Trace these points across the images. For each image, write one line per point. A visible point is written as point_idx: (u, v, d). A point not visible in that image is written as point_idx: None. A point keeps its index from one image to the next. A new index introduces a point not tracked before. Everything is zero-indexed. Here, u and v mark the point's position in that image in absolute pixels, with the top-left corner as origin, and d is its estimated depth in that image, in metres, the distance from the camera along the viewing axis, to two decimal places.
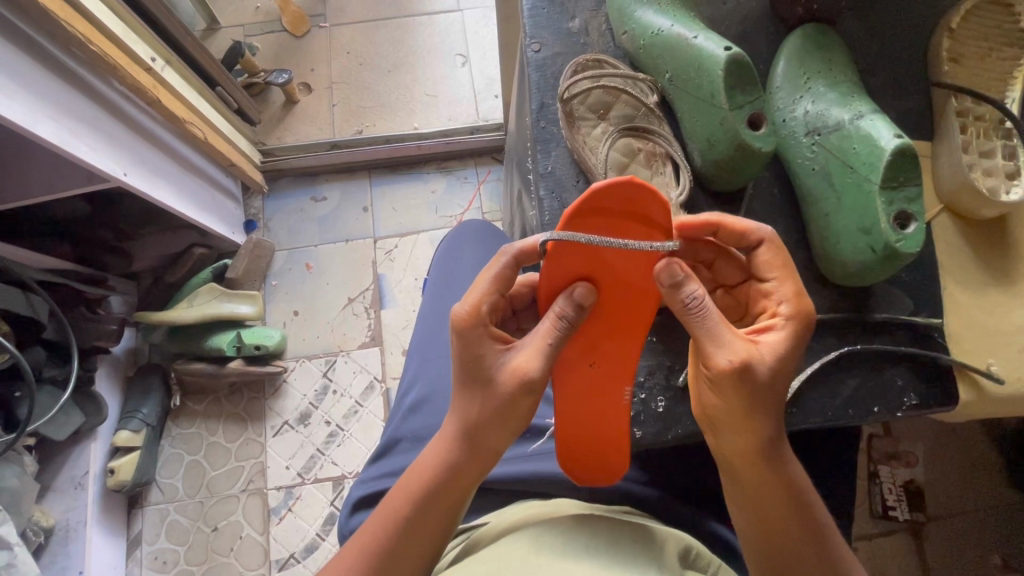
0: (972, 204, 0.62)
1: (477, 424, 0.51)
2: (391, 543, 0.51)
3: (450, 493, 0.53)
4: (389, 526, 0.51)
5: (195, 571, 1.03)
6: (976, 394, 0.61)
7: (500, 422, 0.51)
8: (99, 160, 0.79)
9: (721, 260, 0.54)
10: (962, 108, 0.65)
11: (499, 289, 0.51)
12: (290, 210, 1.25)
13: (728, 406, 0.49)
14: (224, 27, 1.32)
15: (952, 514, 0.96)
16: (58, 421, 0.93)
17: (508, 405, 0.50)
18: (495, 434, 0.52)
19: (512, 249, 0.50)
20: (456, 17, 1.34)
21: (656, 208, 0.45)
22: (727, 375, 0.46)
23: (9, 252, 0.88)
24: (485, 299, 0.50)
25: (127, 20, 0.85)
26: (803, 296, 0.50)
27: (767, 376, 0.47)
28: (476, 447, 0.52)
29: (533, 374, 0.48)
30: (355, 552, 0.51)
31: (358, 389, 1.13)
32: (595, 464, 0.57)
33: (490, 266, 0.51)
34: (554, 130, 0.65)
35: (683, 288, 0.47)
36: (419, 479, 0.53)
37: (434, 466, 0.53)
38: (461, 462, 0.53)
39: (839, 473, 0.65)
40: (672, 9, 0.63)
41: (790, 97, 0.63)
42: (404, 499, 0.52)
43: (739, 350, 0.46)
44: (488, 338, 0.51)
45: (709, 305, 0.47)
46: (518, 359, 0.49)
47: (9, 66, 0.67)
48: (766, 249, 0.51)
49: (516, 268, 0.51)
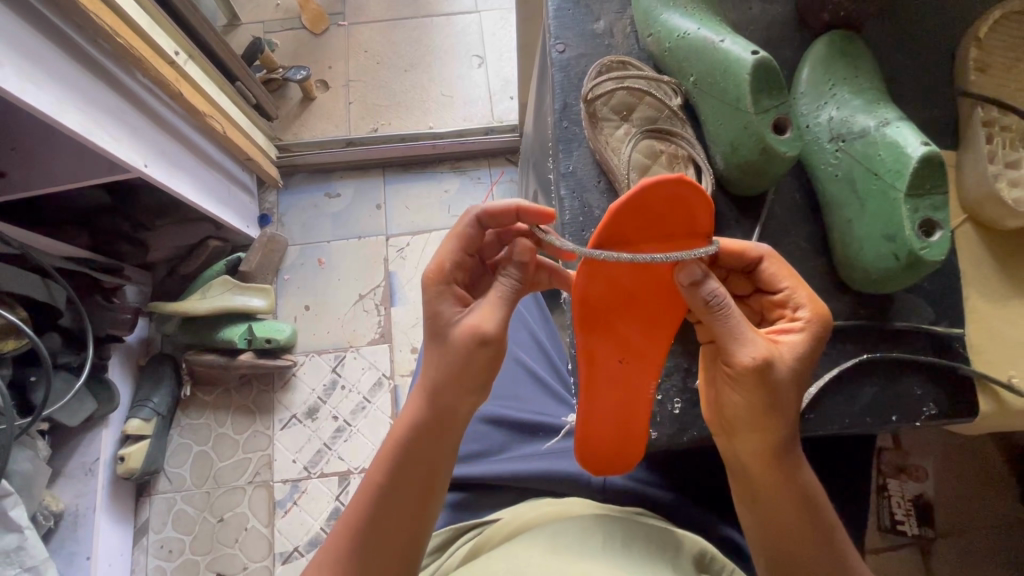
0: (995, 215, 0.62)
1: (439, 385, 0.51)
2: (369, 516, 0.51)
3: (423, 458, 0.52)
4: (368, 498, 0.51)
5: (200, 562, 1.04)
6: (996, 405, 0.61)
7: (459, 381, 0.51)
8: (121, 150, 0.80)
9: (733, 277, 0.55)
10: (988, 117, 0.65)
11: (467, 247, 0.53)
12: (304, 205, 1.26)
13: (747, 404, 0.48)
14: (244, 23, 1.33)
15: (961, 531, 0.96)
16: (72, 407, 0.93)
17: (469, 362, 0.50)
18: (454, 393, 0.51)
19: (476, 209, 0.52)
20: (474, 19, 1.35)
21: (702, 212, 0.48)
22: (749, 373, 0.46)
23: (31, 239, 0.89)
24: (450, 256, 0.52)
25: (153, 13, 0.85)
26: (819, 300, 0.50)
27: (788, 375, 0.47)
28: (439, 407, 0.52)
29: (489, 329, 0.49)
30: (341, 531, 0.51)
31: (367, 384, 1.13)
32: (616, 461, 0.57)
33: (457, 225, 0.53)
34: (577, 130, 0.65)
35: (703, 286, 0.48)
36: (392, 447, 0.53)
37: (404, 432, 0.53)
38: (428, 423, 0.52)
39: (853, 482, 0.65)
40: (698, 13, 0.64)
41: (814, 103, 0.64)
42: (378, 470, 0.52)
43: (761, 347, 0.46)
44: (451, 297, 0.52)
45: (727, 301, 0.47)
46: (474, 317, 0.50)
47: (38, 56, 0.67)
48: (769, 262, 0.52)
49: (479, 227, 0.53)
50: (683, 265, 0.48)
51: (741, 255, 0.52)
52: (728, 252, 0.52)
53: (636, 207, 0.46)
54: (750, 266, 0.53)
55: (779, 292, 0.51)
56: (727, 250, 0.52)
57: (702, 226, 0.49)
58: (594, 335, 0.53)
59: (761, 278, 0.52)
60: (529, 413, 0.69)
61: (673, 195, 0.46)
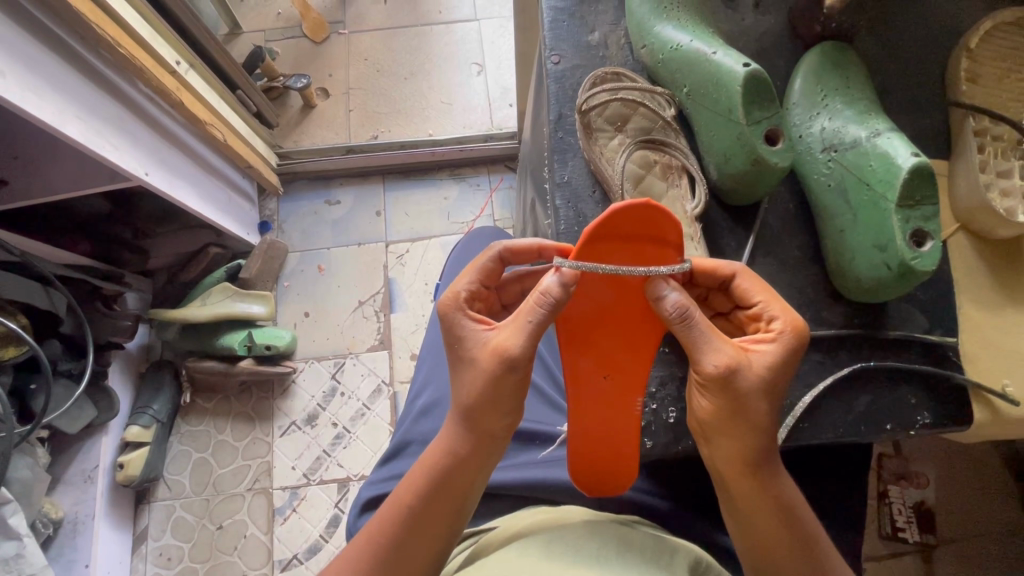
0: (988, 225, 0.63)
1: (475, 411, 0.51)
2: (398, 536, 0.52)
3: (457, 483, 0.53)
4: (399, 518, 0.52)
5: (199, 568, 1.04)
6: (991, 414, 0.61)
7: (492, 408, 0.51)
8: (123, 160, 0.80)
9: (714, 293, 0.56)
10: (980, 127, 0.65)
11: (481, 280, 0.54)
12: (303, 212, 1.26)
13: (717, 412, 0.49)
14: (246, 32, 1.34)
15: (964, 537, 0.95)
16: (72, 415, 0.93)
17: (496, 387, 0.50)
18: (488, 416, 0.52)
19: (499, 245, 0.54)
20: (473, 26, 1.36)
21: (668, 226, 0.48)
22: (715, 381, 0.47)
23: (32, 246, 0.89)
24: (470, 286, 0.53)
25: (154, 23, 0.86)
26: (793, 311, 0.50)
27: (756, 384, 0.48)
28: (478, 430, 0.53)
29: (514, 351, 0.48)
30: (365, 544, 0.52)
31: (366, 391, 1.14)
32: (605, 475, 0.57)
33: (476, 259, 0.55)
34: (572, 140, 0.65)
35: (666, 299, 0.49)
36: (427, 470, 0.54)
37: (443, 454, 0.54)
38: (468, 452, 0.53)
39: (847, 489, 0.65)
40: (691, 25, 0.64)
41: (807, 113, 0.64)
42: (413, 490, 0.53)
43: (726, 356, 0.47)
44: (469, 320, 0.52)
45: (693, 312, 0.48)
46: (498, 337, 0.50)
47: (38, 65, 0.68)
48: (742, 279, 0.53)
49: (501, 262, 0.54)
50: (652, 282, 0.50)
51: (715, 273, 0.53)
52: (700, 271, 0.53)
53: (602, 229, 0.47)
54: (725, 281, 0.54)
55: (753, 306, 0.52)
56: (700, 268, 0.53)
57: (671, 241, 0.49)
58: (576, 353, 0.54)
59: (735, 293, 0.53)
60: (526, 420, 0.70)
61: (638, 214, 0.47)
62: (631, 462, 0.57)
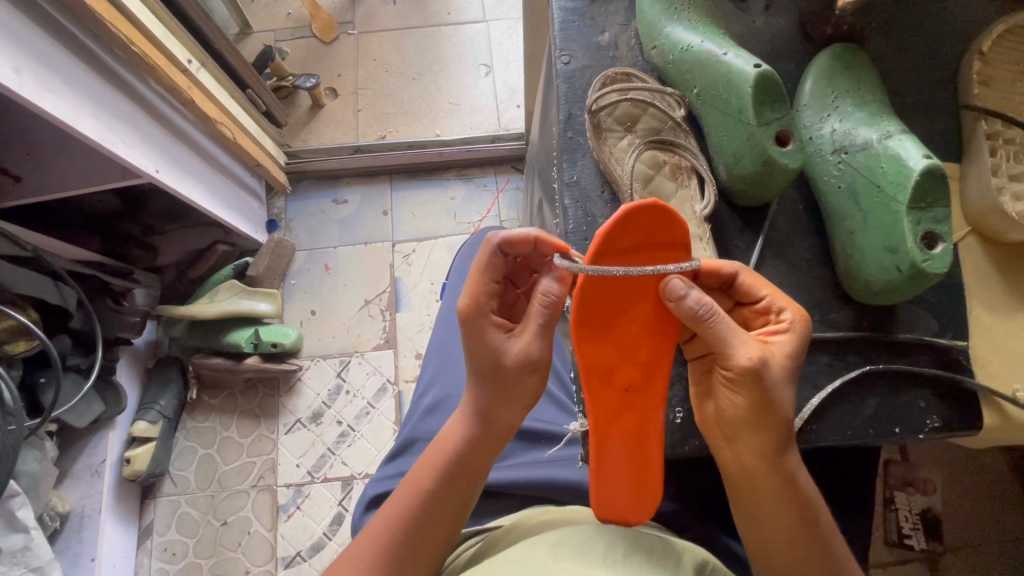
0: (999, 228, 0.63)
1: (492, 404, 0.54)
2: (414, 520, 0.52)
3: (471, 468, 0.55)
4: (414, 501, 0.53)
5: (203, 564, 1.04)
6: (1001, 419, 0.60)
7: (509, 400, 0.54)
8: (135, 157, 0.81)
9: (714, 294, 0.56)
10: (992, 131, 0.65)
11: (491, 276, 0.53)
12: (311, 211, 1.27)
13: (747, 406, 0.49)
14: (256, 31, 1.35)
15: (971, 545, 0.95)
16: (80, 409, 0.94)
17: (518, 385, 0.53)
18: (504, 408, 0.55)
19: (496, 238, 0.52)
20: (481, 28, 1.36)
21: (674, 222, 0.49)
22: (747, 373, 0.48)
23: (43, 242, 0.90)
24: (480, 290, 0.53)
25: (168, 22, 0.87)
26: (797, 302, 0.52)
27: (782, 375, 0.49)
28: (491, 421, 0.55)
29: (535, 353, 0.52)
30: (379, 528, 0.52)
31: (372, 390, 1.14)
32: (635, 495, 0.53)
33: (476, 256, 0.53)
34: (581, 140, 0.66)
35: (688, 299, 0.49)
36: (441, 456, 0.55)
37: (456, 440, 0.55)
38: (479, 438, 0.55)
39: (853, 493, 0.65)
40: (702, 26, 0.64)
41: (818, 115, 0.64)
42: (427, 475, 0.54)
43: (755, 348, 0.48)
44: (490, 326, 0.53)
45: (714, 307, 0.49)
46: (518, 343, 0.52)
47: (53, 62, 0.69)
48: (745, 276, 0.53)
49: (502, 255, 0.53)
50: (666, 283, 0.50)
51: (718, 272, 0.53)
52: (706, 271, 0.52)
53: (611, 233, 0.48)
54: (727, 281, 0.54)
55: (760, 301, 0.53)
56: (706, 268, 0.52)
57: (679, 236, 0.50)
58: (596, 364, 0.53)
59: (740, 291, 0.53)
60: (531, 420, 0.70)
61: (646, 214, 0.48)
62: (656, 475, 0.54)
